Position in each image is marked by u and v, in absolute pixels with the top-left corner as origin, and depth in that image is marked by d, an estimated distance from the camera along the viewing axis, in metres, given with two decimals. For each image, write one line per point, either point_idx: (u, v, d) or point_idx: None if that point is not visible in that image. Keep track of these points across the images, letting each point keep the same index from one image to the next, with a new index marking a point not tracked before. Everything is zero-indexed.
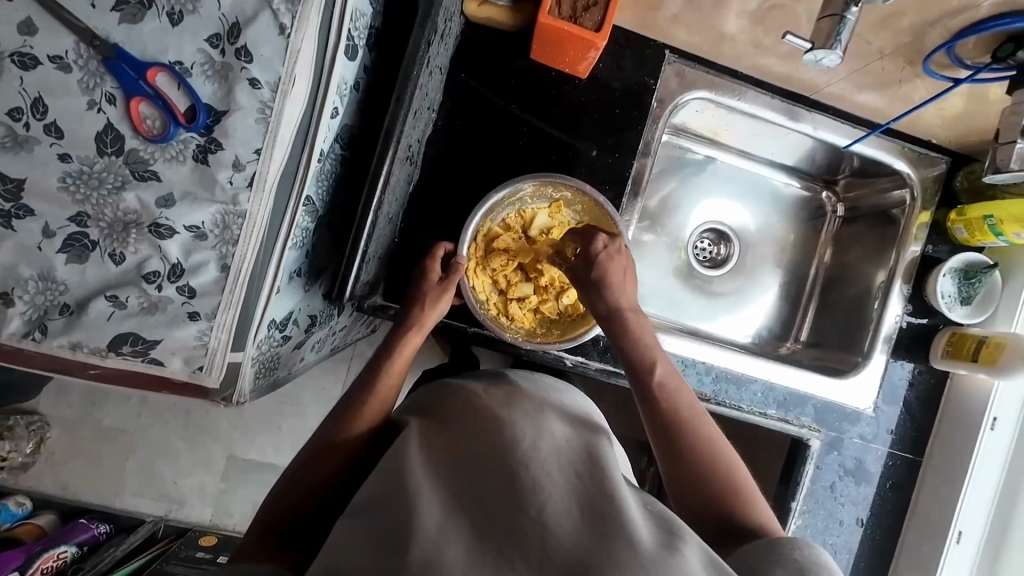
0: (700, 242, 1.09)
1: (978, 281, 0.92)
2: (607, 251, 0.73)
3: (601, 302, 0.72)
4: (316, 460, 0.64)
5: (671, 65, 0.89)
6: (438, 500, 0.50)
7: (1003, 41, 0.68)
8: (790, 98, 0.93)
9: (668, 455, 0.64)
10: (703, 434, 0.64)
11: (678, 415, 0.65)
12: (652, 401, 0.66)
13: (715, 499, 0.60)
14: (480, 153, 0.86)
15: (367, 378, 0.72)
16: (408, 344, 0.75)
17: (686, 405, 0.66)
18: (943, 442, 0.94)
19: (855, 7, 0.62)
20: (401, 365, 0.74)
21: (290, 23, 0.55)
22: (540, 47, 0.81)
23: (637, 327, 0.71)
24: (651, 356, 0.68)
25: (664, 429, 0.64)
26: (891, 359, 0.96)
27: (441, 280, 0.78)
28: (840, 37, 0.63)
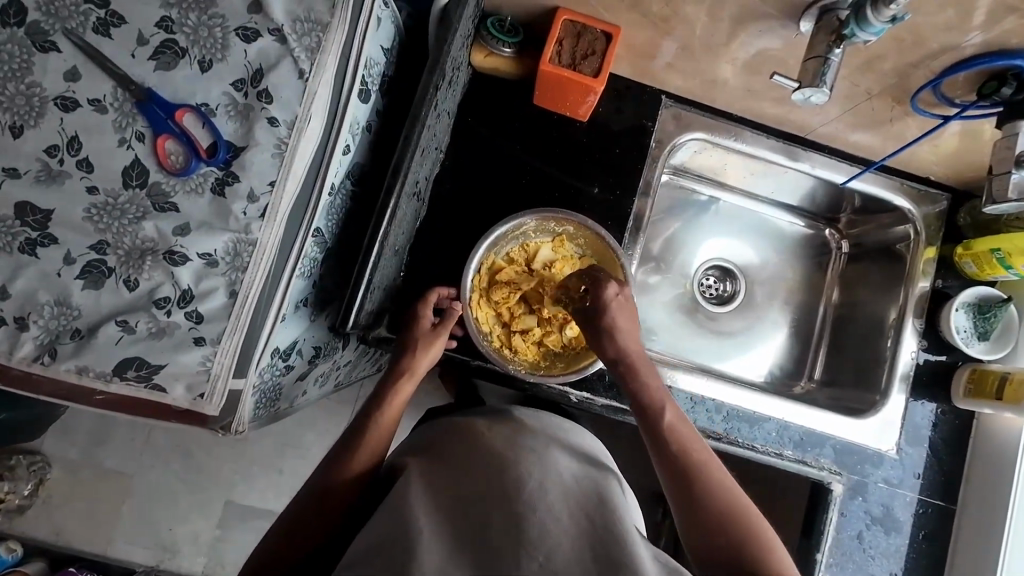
0: (706, 278, 1.09)
1: (994, 316, 0.90)
2: (619, 299, 0.72)
3: (610, 347, 0.70)
4: (311, 505, 0.61)
5: (668, 108, 0.93)
6: (437, 542, 0.49)
7: (987, 79, 0.70)
8: (786, 139, 0.96)
9: (682, 504, 0.60)
10: (715, 479, 0.61)
11: (687, 461, 0.62)
12: (660, 440, 0.64)
13: (733, 548, 0.56)
14: (486, 189, 0.89)
15: (364, 417, 0.70)
16: (397, 392, 0.73)
17: (697, 449, 0.63)
18: (976, 486, 0.88)
19: (839, 49, 0.65)
20: (395, 411, 0.72)
21: (308, 69, 0.60)
22: (542, 93, 0.86)
23: (644, 371, 0.69)
24: (656, 395, 0.67)
25: (676, 476, 0.61)
26: (910, 399, 0.92)
27: (435, 326, 0.78)
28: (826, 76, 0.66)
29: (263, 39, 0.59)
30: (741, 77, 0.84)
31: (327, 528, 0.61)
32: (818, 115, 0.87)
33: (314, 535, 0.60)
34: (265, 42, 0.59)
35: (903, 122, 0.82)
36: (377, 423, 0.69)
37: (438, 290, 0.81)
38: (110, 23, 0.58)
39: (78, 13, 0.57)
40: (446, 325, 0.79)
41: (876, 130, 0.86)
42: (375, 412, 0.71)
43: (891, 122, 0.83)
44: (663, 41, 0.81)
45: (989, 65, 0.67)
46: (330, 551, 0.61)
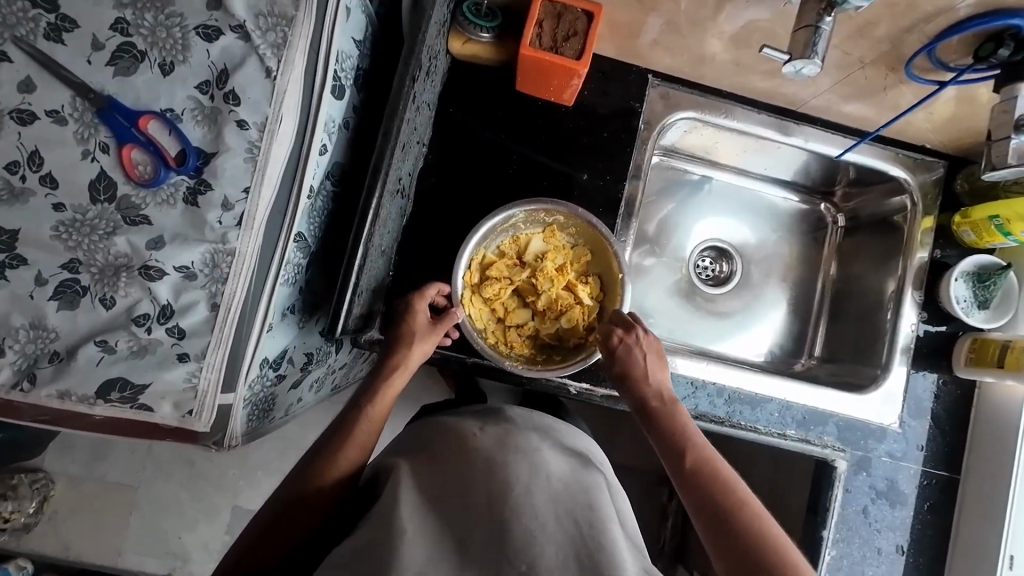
0: (701, 260, 1.08)
1: (993, 283, 0.88)
2: (627, 343, 0.72)
3: (629, 395, 0.70)
4: (290, 506, 0.60)
5: (655, 88, 0.90)
6: (421, 544, 0.49)
7: (983, 41, 0.67)
8: (779, 113, 0.94)
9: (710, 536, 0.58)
10: (753, 523, 0.57)
11: (720, 505, 0.58)
12: (689, 486, 0.61)
13: None
14: (471, 181, 0.86)
15: (353, 407, 0.69)
16: (388, 387, 0.70)
17: (726, 486, 0.60)
18: (980, 456, 0.87)
19: (829, 17, 0.62)
20: (384, 406, 0.69)
21: (275, 67, 0.57)
22: (523, 78, 0.83)
23: (668, 414, 0.67)
24: (681, 439, 0.64)
25: (708, 523, 0.58)
26: (912, 370, 0.91)
27: (433, 322, 0.75)
28: (816, 46, 0.63)
29: (226, 37, 0.56)
30: (729, 52, 0.81)
31: (308, 527, 0.60)
32: (810, 87, 0.85)
33: (295, 534, 0.60)
34: (228, 40, 0.56)
35: (897, 90, 0.79)
36: (366, 418, 0.67)
37: (435, 284, 0.77)
38: (62, 28, 0.55)
39: (27, 20, 0.54)
40: (446, 320, 0.75)
41: (869, 100, 0.83)
42: (364, 404, 0.68)
43: (885, 91, 0.80)
44: (646, 17, 0.77)
45: (985, 25, 0.64)
46: (311, 545, 0.61)
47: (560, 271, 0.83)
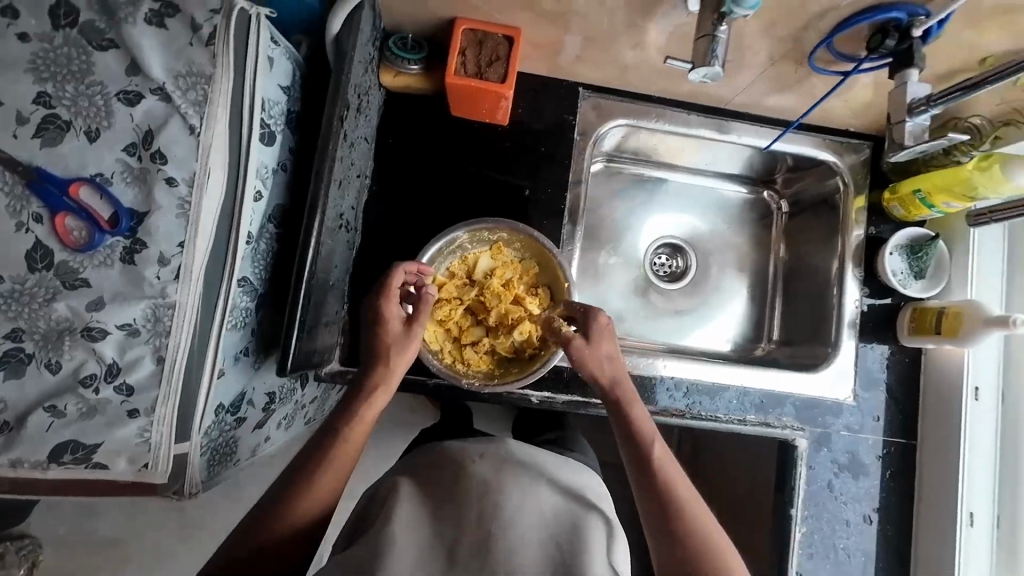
0: (656, 257, 1.11)
1: (925, 254, 0.92)
2: (606, 328, 0.73)
3: (596, 379, 0.72)
4: (264, 521, 0.61)
5: (587, 100, 0.93)
6: (406, 560, 0.55)
7: (871, 33, 0.69)
8: (708, 112, 0.97)
9: (654, 530, 0.64)
10: (699, 530, 0.63)
11: (671, 507, 0.64)
12: (651, 483, 0.65)
13: None
14: (417, 208, 0.89)
15: (324, 434, 0.66)
16: (369, 407, 0.68)
17: (683, 494, 0.65)
18: (932, 420, 0.91)
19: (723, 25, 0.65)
20: (361, 431, 0.68)
21: (198, 123, 0.59)
22: (456, 104, 0.85)
23: (634, 410, 0.70)
24: (648, 436, 0.67)
25: (656, 520, 0.64)
26: (860, 344, 0.95)
27: (407, 324, 0.74)
28: (715, 53, 0.65)
29: (146, 100, 0.58)
30: (648, 61, 0.84)
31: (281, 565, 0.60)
32: (730, 86, 0.88)
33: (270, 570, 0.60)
34: (148, 103, 0.58)
35: (810, 82, 0.83)
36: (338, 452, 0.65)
37: (404, 267, 0.74)
38: None
39: None
40: (420, 317, 0.74)
41: (787, 93, 0.87)
42: (341, 430, 0.67)
43: (799, 83, 0.84)
44: (566, 36, 0.80)
45: (869, 20, 0.66)
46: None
47: (509, 285, 0.85)
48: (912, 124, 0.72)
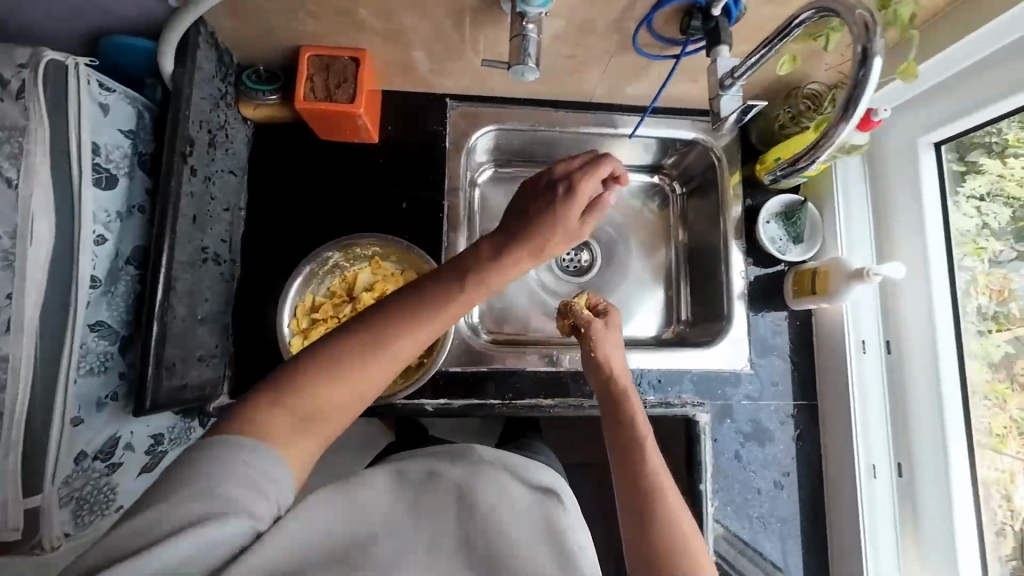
0: (562, 254, 1.09)
1: (799, 219, 0.95)
2: (608, 332, 0.82)
3: (597, 371, 0.78)
4: (271, 407, 0.48)
5: (455, 109, 0.95)
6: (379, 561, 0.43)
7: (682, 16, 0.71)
8: (572, 107, 0.97)
9: (627, 519, 0.58)
10: (674, 525, 0.56)
11: (647, 492, 0.59)
12: (630, 467, 0.61)
13: None
14: (296, 233, 0.90)
15: (354, 346, 0.52)
16: (371, 324, 0.54)
17: (661, 484, 0.59)
18: (827, 379, 0.93)
19: (530, 24, 0.65)
20: (331, 388, 0.51)
21: (15, 175, 0.59)
22: (319, 128, 0.87)
23: (628, 403, 0.71)
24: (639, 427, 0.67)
25: (630, 509, 0.58)
26: (751, 313, 0.97)
27: (579, 219, 0.71)
28: (526, 52, 0.66)
29: None
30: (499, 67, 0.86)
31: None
32: (587, 82, 0.90)
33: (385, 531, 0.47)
34: None
35: (655, 70, 0.85)
36: (321, 379, 0.50)
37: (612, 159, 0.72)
38: None
39: None
40: (593, 211, 0.72)
41: (640, 82, 0.89)
42: (352, 344, 0.52)
43: (646, 71, 0.86)
44: (412, 52, 0.82)
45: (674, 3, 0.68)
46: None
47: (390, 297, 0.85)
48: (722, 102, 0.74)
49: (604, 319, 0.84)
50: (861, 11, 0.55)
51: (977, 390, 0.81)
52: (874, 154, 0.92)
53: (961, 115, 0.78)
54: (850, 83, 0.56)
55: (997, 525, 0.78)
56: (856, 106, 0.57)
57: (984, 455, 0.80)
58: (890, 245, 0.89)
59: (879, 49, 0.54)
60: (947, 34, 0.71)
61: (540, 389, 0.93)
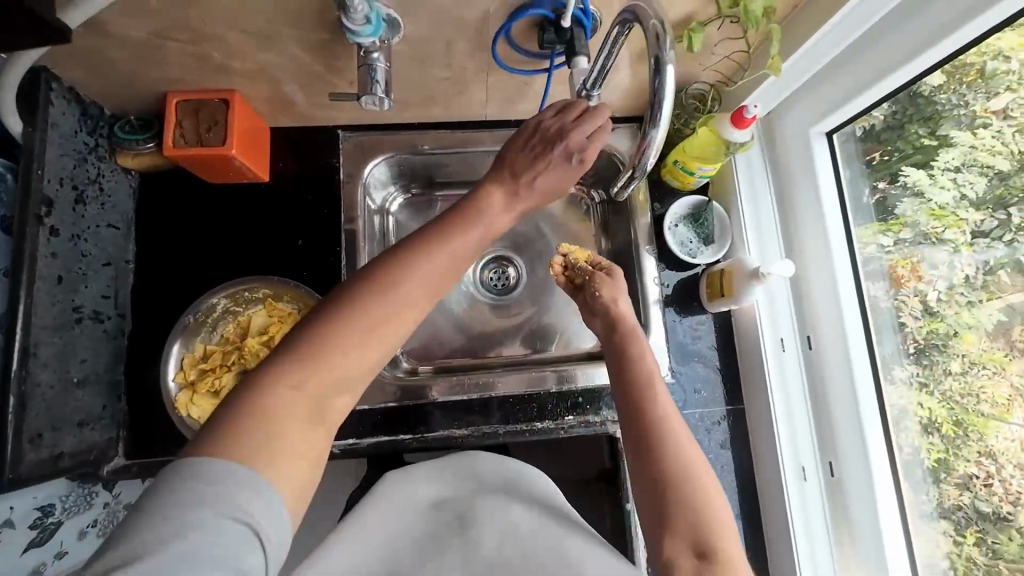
0: (485, 275, 1.05)
1: (706, 220, 0.92)
2: (609, 280, 0.81)
3: (602, 317, 0.77)
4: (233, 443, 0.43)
5: (347, 142, 0.92)
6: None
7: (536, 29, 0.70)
8: (466, 127, 0.94)
9: (639, 458, 0.62)
10: (683, 457, 0.61)
11: (656, 431, 0.62)
12: (637, 411, 0.65)
13: (691, 521, 0.57)
14: (189, 281, 0.88)
15: (303, 355, 0.47)
16: (333, 316, 0.49)
17: (671, 421, 0.64)
18: (750, 381, 0.90)
19: (376, 53, 0.67)
20: (322, 375, 0.47)
21: None
22: (199, 171, 0.84)
23: (634, 345, 0.72)
24: (643, 370, 0.69)
25: (641, 449, 0.62)
26: (669, 319, 0.94)
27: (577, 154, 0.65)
28: (374, 81, 0.68)
29: None
30: None
31: None
32: (475, 102, 0.88)
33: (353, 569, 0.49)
34: None
35: (536, 84, 0.83)
36: (303, 380, 0.46)
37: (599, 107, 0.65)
38: None
39: None
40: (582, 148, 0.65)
41: (529, 98, 0.87)
42: (301, 356, 0.47)
43: (528, 86, 0.84)
44: (284, 87, 0.80)
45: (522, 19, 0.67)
46: None
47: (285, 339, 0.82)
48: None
49: (606, 272, 0.82)
50: (653, 20, 0.52)
51: (971, 363, 0.69)
52: (775, 147, 0.91)
53: (840, 105, 0.77)
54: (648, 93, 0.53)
55: (939, 518, 0.74)
56: (657, 116, 0.54)
57: (927, 439, 0.75)
58: (795, 240, 0.88)
59: (671, 57, 0.52)
60: (804, 28, 0.69)
61: (450, 418, 0.87)
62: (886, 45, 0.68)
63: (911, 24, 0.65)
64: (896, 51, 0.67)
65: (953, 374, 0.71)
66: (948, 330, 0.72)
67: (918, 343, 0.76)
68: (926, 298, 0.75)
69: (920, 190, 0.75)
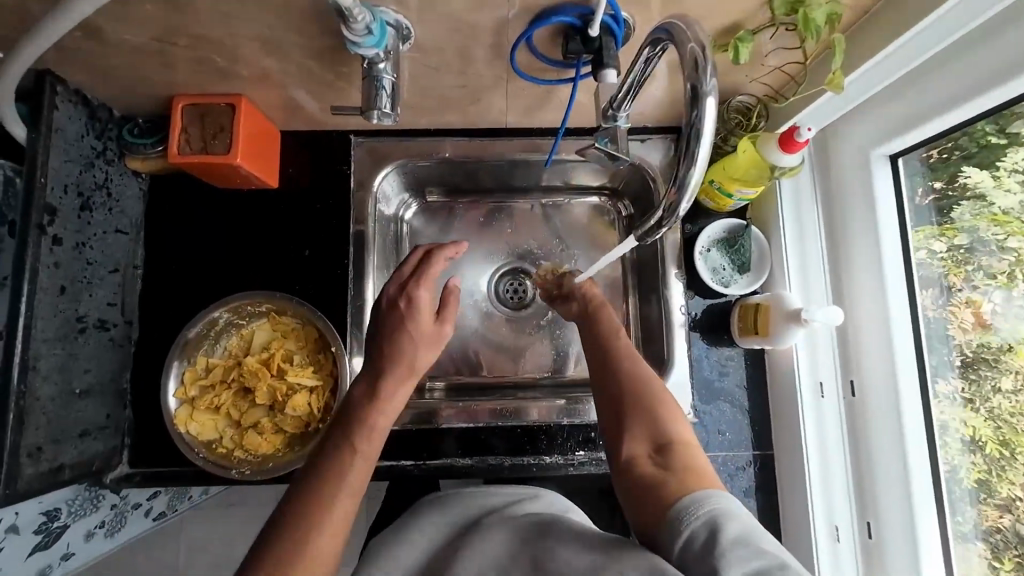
0: (503, 286, 0.97)
1: (744, 246, 0.83)
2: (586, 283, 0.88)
3: (572, 305, 0.86)
4: None
5: (359, 147, 0.88)
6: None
7: (562, 37, 0.64)
8: (486, 134, 0.88)
9: (597, 374, 0.73)
10: (634, 370, 0.70)
11: (608, 354, 0.73)
12: (596, 343, 0.76)
13: (641, 408, 0.66)
14: (195, 289, 0.86)
15: None
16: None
17: (625, 348, 0.74)
18: (781, 425, 0.82)
19: (382, 66, 0.64)
20: None
21: None
22: (207, 178, 0.81)
23: (602, 313, 0.81)
24: (606, 322, 0.79)
25: (597, 367, 0.73)
26: (697, 352, 0.86)
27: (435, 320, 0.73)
28: (379, 96, 0.65)
29: None
30: None
31: None
32: (495, 109, 0.81)
33: None
34: None
35: (560, 92, 0.76)
36: None
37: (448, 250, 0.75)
38: None
39: None
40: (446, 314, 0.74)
41: (552, 106, 0.80)
42: None
43: (551, 95, 0.77)
44: (292, 93, 0.76)
45: (544, 26, 0.62)
46: None
47: (286, 356, 0.80)
48: (615, 128, 0.68)
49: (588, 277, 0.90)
50: (691, 43, 0.47)
51: None
52: (828, 168, 0.81)
53: (908, 127, 0.68)
54: (683, 125, 0.49)
55: (975, 540, 0.68)
56: (695, 157, 0.49)
57: (966, 459, 0.68)
58: (847, 274, 0.78)
59: (712, 89, 0.47)
60: (871, 42, 0.60)
61: (456, 445, 0.82)
62: (973, 61, 0.59)
63: (1005, 39, 0.55)
64: (987, 67, 0.58)
65: (1004, 393, 0.64)
66: (1001, 343, 0.65)
67: (966, 357, 0.68)
68: (982, 309, 0.67)
69: (983, 195, 0.66)
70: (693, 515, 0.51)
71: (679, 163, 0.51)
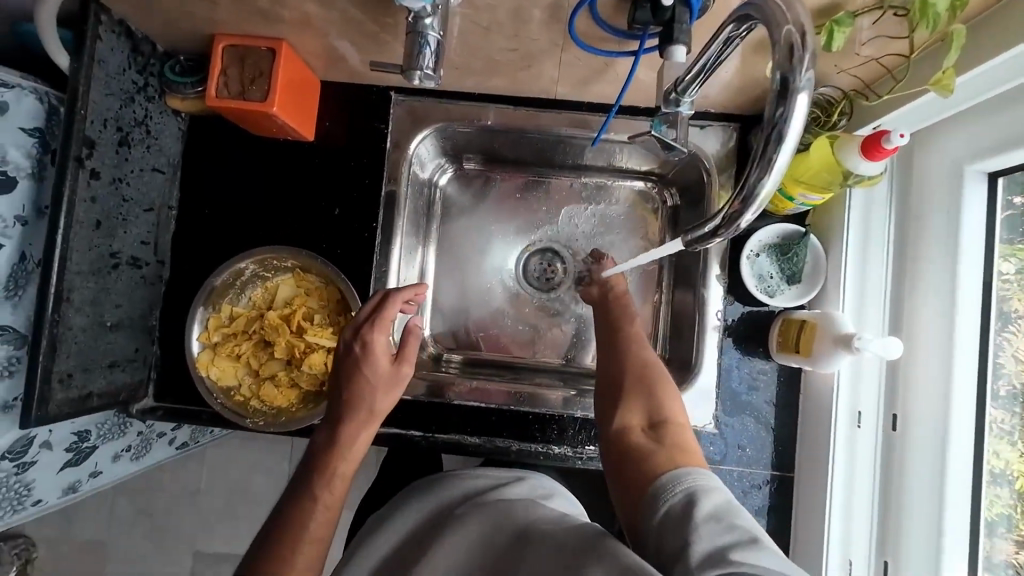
0: (533, 265, 0.93)
1: (797, 255, 0.76)
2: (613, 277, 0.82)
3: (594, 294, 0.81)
4: None
5: (399, 105, 0.84)
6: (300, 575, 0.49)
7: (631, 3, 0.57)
8: (533, 105, 0.82)
9: (603, 352, 0.72)
10: (640, 353, 0.69)
11: (617, 336, 0.72)
12: (609, 325, 0.75)
13: (642, 386, 0.64)
14: (225, 235, 0.86)
15: None
16: None
17: (636, 336, 0.72)
18: (807, 448, 0.77)
19: (426, 19, 0.59)
20: None
21: None
22: (245, 125, 0.80)
23: (620, 306, 0.77)
24: (622, 313, 0.75)
25: (604, 348, 0.72)
26: (728, 361, 0.81)
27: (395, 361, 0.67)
28: (420, 52, 0.60)
29: None
30: None
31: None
32: (545, 77, 0.75)
33: None
34: None
35: (618, 64, 0.69)
36: None
37: (401, 296, 0.69)
38: None
39: None
40: (406, 353, 0.68)
41: (608, 79, 0.73)
42: None
43: (608, 67, 0.70)
44: (334, 42, 0.72)
45: None
46: None
47: (306, 314, 0.80)
48: (676, 113, 0.62)
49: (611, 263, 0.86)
50: (788, 25, 0.41)
51: None
52: (909, 182, 0.72)
53: (1015, 143, 0.59)
54: (765, 123, 0.43)
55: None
56: (771, 162, 0.43)
57: (993, 491, 0.66)
58: (908, 298, 0.71)
59: (806, 84, 0.41)
60: (998, 39, 0.51)
61: (465, 422, 0.82)
62: None
63: None
64: None
65: None
66: None
67: (1017, 388, 0.65)
68: None
69: None
70: (670, 491, 0.49)
71: (750, 169, 0.46)
